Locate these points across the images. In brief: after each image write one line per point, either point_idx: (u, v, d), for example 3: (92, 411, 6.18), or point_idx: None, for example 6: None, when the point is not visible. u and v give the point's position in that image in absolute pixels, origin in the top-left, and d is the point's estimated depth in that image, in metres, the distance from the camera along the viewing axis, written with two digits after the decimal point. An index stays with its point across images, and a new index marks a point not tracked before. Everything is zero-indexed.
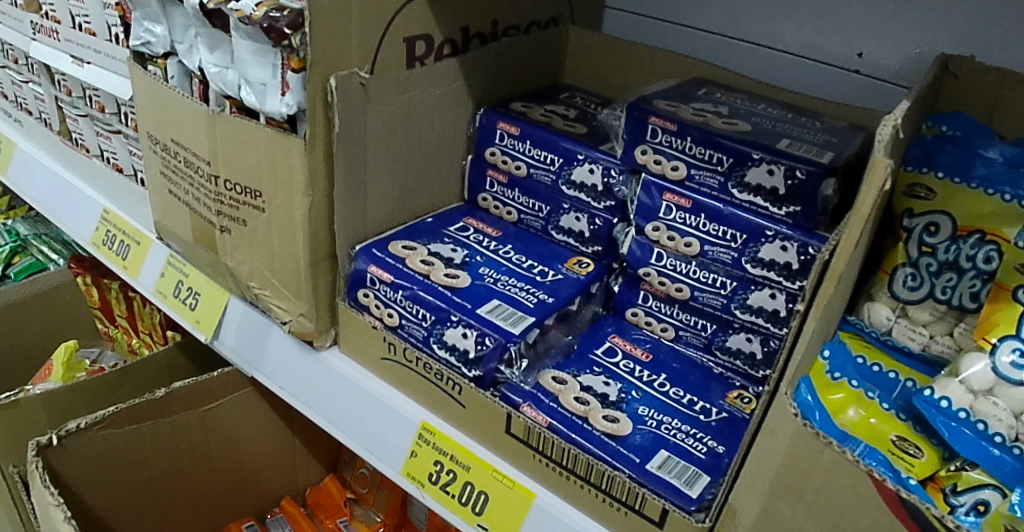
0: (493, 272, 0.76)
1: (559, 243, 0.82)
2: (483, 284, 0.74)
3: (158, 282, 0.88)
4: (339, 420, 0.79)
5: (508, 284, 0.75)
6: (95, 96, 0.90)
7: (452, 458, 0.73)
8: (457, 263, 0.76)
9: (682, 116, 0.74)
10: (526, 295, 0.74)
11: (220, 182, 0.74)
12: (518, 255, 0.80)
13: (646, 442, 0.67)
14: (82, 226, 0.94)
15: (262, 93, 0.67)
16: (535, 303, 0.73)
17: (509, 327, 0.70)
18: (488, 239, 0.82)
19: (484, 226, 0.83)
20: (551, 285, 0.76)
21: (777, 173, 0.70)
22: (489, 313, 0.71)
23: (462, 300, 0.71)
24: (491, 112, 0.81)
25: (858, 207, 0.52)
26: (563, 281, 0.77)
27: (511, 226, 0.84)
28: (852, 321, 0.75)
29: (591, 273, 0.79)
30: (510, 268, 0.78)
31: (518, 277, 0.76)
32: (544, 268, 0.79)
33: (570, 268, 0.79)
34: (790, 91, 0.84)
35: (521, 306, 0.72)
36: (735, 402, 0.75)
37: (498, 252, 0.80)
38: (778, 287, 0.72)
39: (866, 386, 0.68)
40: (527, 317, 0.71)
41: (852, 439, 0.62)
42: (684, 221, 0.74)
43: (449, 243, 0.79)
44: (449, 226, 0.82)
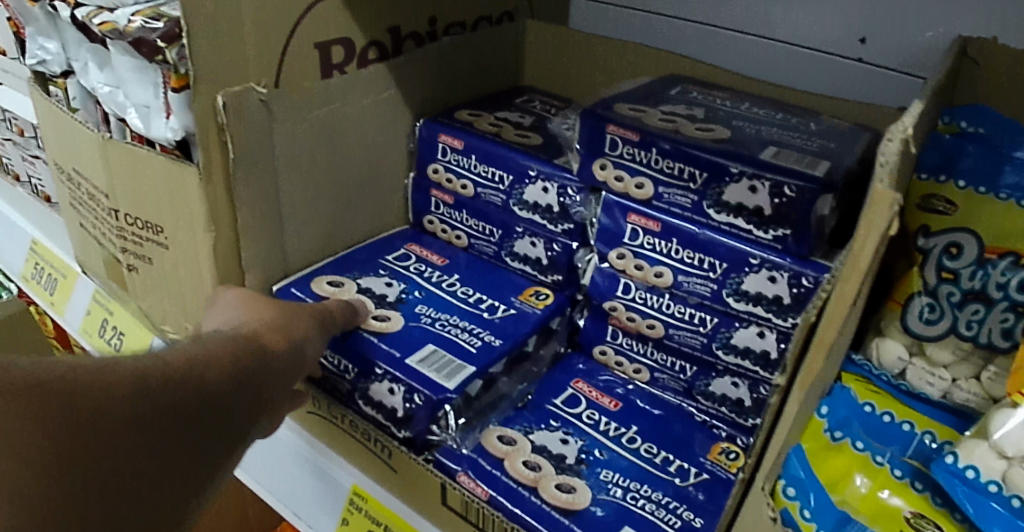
0: (432, 311, 0.66)
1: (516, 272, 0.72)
2: (420, 325, 0.64)
3: (83, 321, 0.78)
4: (274, 484, 0.71)
5: (449, 324, 0.65)
6: (14, 119, 0.81)
7: (387, 530, 0.62)
8: (390, 301, 0.66)
9: (648, 123, 0.63)
10: (468, 338, 0.63)
11: (121, 216, 0.65)
12: (465, 289, 0.69)
13: (605, 517, 0.56)
14: (14, 260, 0.87)
15: (148, 118, 0.59)
16: (478, 347, 0.62)
17: (443, 380, 0.59)
18: (433, 270, 0.71)
19: (429, 254, 0.73)
20: (502, 323, 0.66)
21: (760, 190, 0.58)
22: (421, 365, 0.60)
23: (390, 348, 0.61)
24: (432, 123, 0.70)
25: (857, 253, 0.41)
26: (516, 319, 0.66)
27: (462, 252, 0.74)
28: (859, 361, 0.61)
29: (550, 306, 0.68)
30: (455, 304, 0.67)
31: (462, 316, 0.66)
32: (495, 302, 0.68)
33: (525, 301, 0.69)
34: (778, 87, 0.73)
35: (460, 352, 0.62)
36: (719, 459, 0.63)
37: (443, 286, 0.69)
38: (767, 324, 0.61)
39: (874, 448, 0.56)
40: (467, 367, 0.60)
41: (857, 522, 0.51)
42: (654, 246, 0.63)
43: (383, 277, 0.69)
44: (387, 257, 0.72)
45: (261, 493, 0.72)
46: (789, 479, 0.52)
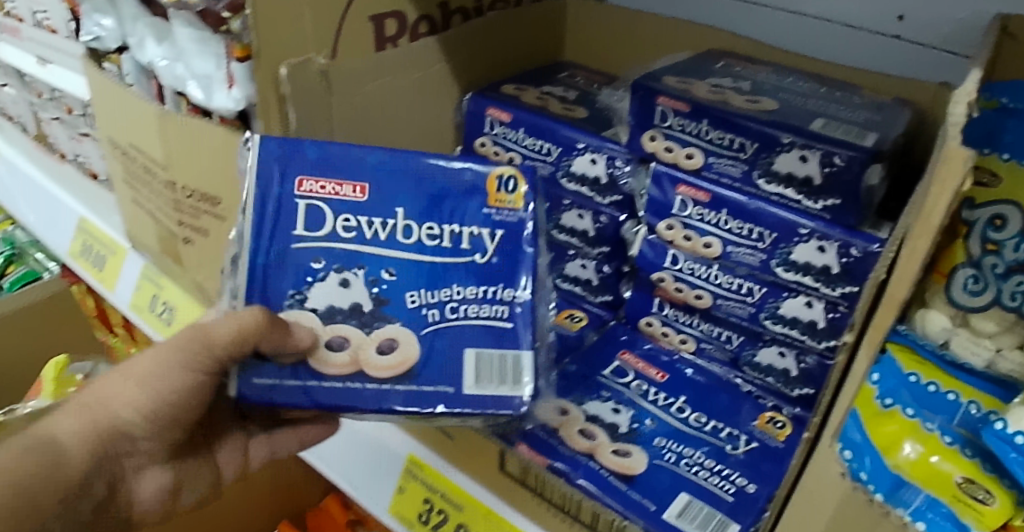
0: (424, 295, 0.53)
1: (469, 176, 0.54)
2: (453, 325, 0.52)
3: (135, 296, 0.80)
4: (327, 451, 0.73)
5: (460, 292, 0.53)
6: (62, 97, 0.83)
7: (444, 497, 0.65)
8: (368, 314, 0.52)
9: (697, 94, 0.63)
10: (493, 309, 0.53)
11: (178, 188, 0.66)
12: (424, 225, 0.54)
13: (661, 483, 0.58)
14: (61, 237, 0.88)
15: (204, 89, 0.61)
16: (509, 313, 0.53)
17: (515, 387, 0.51)
18: (358, 210, 0.53)
19: (330, 187, 0.53)
20: (501, 265, 0.54)
21: (811, 159, 0.59)
22: (482, 384, 0.51)
23: (437, 386, 0.50)
24: (479, 96, 0.71)
25: (927, 214, 0.42)
26: (513, 258, 0.54)
27: (369, 166, 0.54)
28: (902, 331, 0.53)
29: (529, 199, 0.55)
30: (434, 250, 0.53)
31: (459, 279, 0.53)
32: (474, 225, 0.54)
33: (497, 208, 0.54)
34: (819, 62, 0.74)
35: (504, 339, 0.52)
36: (767, 427, 0.63)
37: (395, 235, 0.53)
38: (815, 293, 0.61)
39: (920, 415, 0.50)
40: (522, 351, 0.52)
41: (909, 488, 0.47)
42: (702, 217, 0.63)
43: (327, 273, 0.52)
44: (293, 230, 0.53)
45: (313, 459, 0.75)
46: (844, 444, 0.51)
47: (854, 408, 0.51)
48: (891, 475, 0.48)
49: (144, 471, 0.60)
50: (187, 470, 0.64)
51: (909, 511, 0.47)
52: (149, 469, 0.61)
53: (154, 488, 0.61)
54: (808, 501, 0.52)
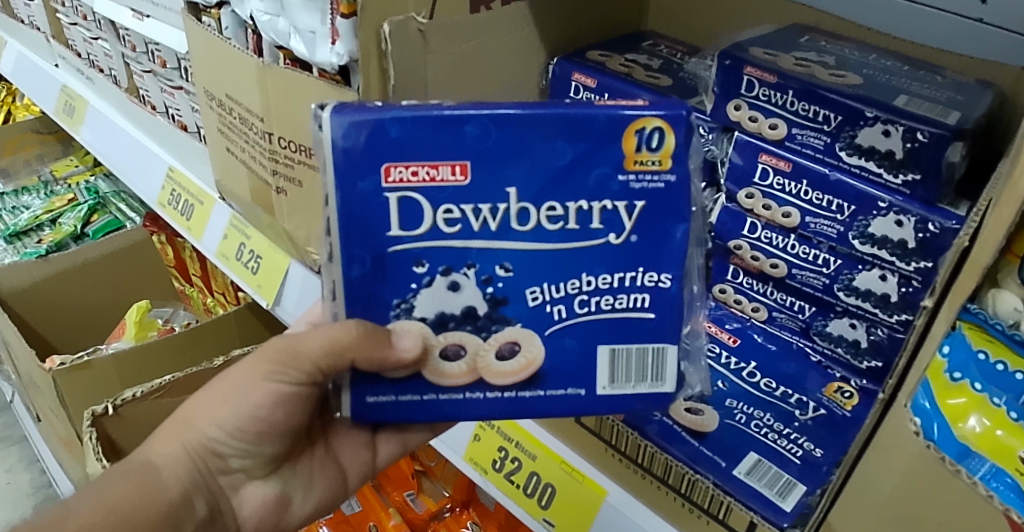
0: (547, 292, 0.52)
1: (589, 142, 0.49)
2: (584, 319, 0.53)
3: (220, 244, 0.84)
4: None
5: (591, 285, 0.52)
6: (156, 51, 0.88)
7: (519, 447, 0.75)
8: (485, 316, 0.53)
9: (783, 66, 0.64)
10: (631, 299, 0.53)
11: (274, 139, 0.70)
12: (543, 206, 0.50)
13: (731, 441, 0.63)
14: (150, 185, 0.93)
15: (308, 40, 0.63)
16: (649, 300, 0.53)
17: (657, 383, 0.55)
18: (461, 199, 0.50)
19: (423, 173, 0.49)
20: (641, 243, 0.52)
21: (893, 134, 0.58)
22: (617, 383, 0.55)
23: (568, 389, 0.55)
24: (566, 61, 0.73)
25: (1015, 182, 0.42)
26: (656, 232, 0.51)
27: (470, 141, 0.49)
28: (973, 308, 0.47)
29: (676, 154, 0.50)
30: (563, 234, 0.51)
31: (590, 268, 0.52)
32: (606, 199, 0.50)
33: (638, 172, 0.50)
34: (905, 40, 0.74)
35: (642, 331, 0.54)
36: (834, 396, 0.65)
37: (510, 222, 0.51)
38: (889, 267, 0.61)
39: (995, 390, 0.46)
40: (665, 345, 0.54)
41: (979, 457, 0.45)
42: (783, 187, 0.65)
43: (431, 279, 0.52)
44: (389, 231, 0.50)
45: None
46: (913, 411, 0.48)
47: (925, 377, 0.48)
48: (958, 444, 0.46)
49: (243, 488, 0.67)
50: (293, 477, 0.69)
51: (978, 478, 0.45)
52: (248, 485, 0.67)
53: (256, 502, 0.68)
54: (875, 465, 0.52)
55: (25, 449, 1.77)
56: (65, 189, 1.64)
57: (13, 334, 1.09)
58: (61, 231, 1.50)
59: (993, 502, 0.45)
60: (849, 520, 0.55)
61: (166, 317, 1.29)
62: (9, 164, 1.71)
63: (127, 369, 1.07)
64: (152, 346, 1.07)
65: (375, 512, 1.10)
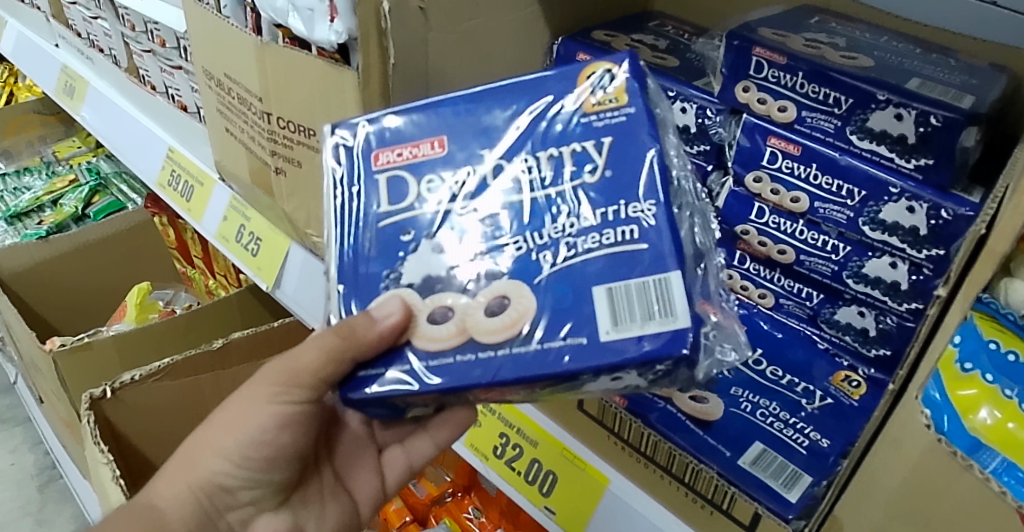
0: (531, 239, 0.50)
1: (550, 98, 0.53)
2: (575, 265, 0.49)
3: (221, 226, 0.84)
4: None
5: (575, 226, 0.50)
6: (156, 30, 0.86)
7: (519, 433, 0.74)
8: (471, 273, 0.50)
9: (793, 47, 0.62)
10: (619, 234, 0.49)
11: (274, 119, 0.69)
12: (517, 162, 0.52)
13: (736, 429, 0.61)
14: (150, 166, 0.93)
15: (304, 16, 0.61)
16: (638, 232, 0.48)
17: (668, 319, 0.45)
18: (441, 168, 0.53)
19: (407, 153, 0.54)
20: (616, 177, 0.50)
21: (906, 118, 0.57)
22: (622, 326, 0.46)
23: (567, 337, 0.46)
24: (570, 41, 0.70)
25: None
26: (628, 163, 0.51)
27: (444, 119, 0.54)
28: (987, 300, 0.46)
29: (630, 90, 0.52)
30: (541, 184, 0.52)
31: (572, 210, 0.50)
32: (575, 143, 0.52)
33: (599, 113, 0.52)
34: (917, 22, 0.72)
35: (639, 266, 0.47)
36: (843, 386, 0.59)
37: (489, 182, 0.52)
38: (900, 255, 0.59)
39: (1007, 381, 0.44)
40: (668, 274, 0.47)
41: (990, 451, 0.44)
42: (792, 170, 0.63)
43: (417, 244, 0.52)
44: (379, 209, 0.53)
45: None
46: (923, 403, 0.47)
47: (936, 369, 0.47)
48: (969, 437, 0.45)
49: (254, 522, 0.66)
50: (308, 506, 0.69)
51: (990, 471, 0.44)
52: (259, 519, 0.66)
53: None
54: (885, 458, 0.51)
55: (29, 431, 1.77)
56: (67, 171, 1.64)
57: (16, 321, 1.09)
58: (63, 212, 1.50)
59: (1006, 499, 0.43)
60: (856, 511, 0.55)
61: (167, 300, 1.28)
62: (11, 145, 1.70)
63: (129, 351, 1.07)
64: (155, 329, 1.07)
65: None
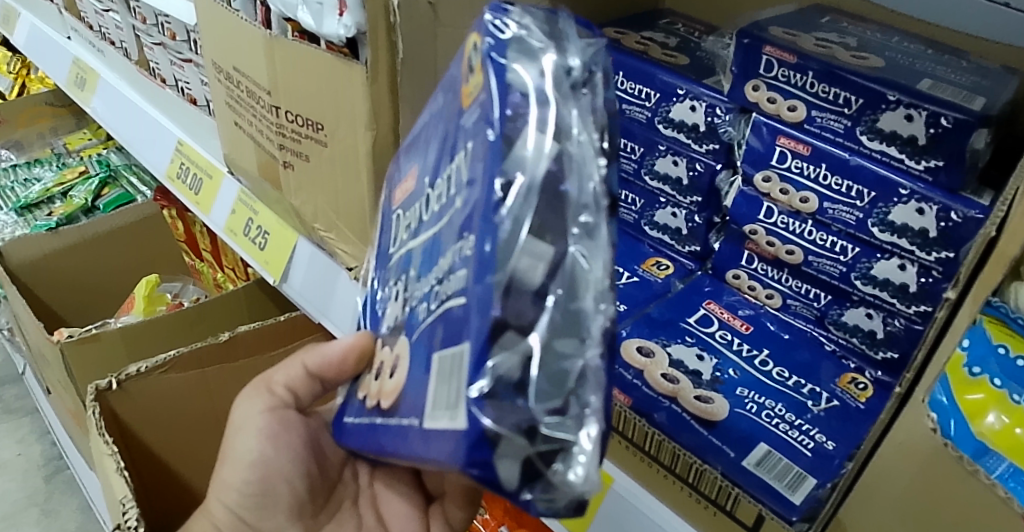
0: (421, 288, 0.41)
1: (453, 99, 0.43)
2: (430, 320, 0.38)
3: (229, 219, 0.84)
4: None
5: (439, 271, 0.38)
6: (167, 23, 0.87)
7: None
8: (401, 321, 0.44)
9: (804, 46, 0.62)
10: (456, 280, 0.36)
11: (282, 113, 0.69)
12: (430, 191, 0.43)
13: (743, 430, 0.60)
14: (160, 159, 0.93)
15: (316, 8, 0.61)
16: (464, 280, 0.35)
17: (452, 416, 0.33)
18: (412, 203, 0.47)
19: (400, 190, 0.49)
20: (467, 201, 0.37)
21: (916, 119, 0.56)
22: (437, 409, 0.35)
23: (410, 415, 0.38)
24: None
25: None
26: (473, 190, 0.36)
27: (416, 150, 0.48)
28: (996, 302, 0.45)
29: (483, 75, 0.38)
30: (435, 215, 0.41)
31: (438, 250, 0.39)
32: (456, 155, 0.39)
33: (469, 112, 0.39)
34: (930, 23, 0.71)
35: (455, 324, 0.35)
36: (849, 388, 0.63)
37: (421, 218, 0.44)
38: (908, 257, 0.59)
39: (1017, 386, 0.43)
40: (462, 347, 0.33)
41: (995, 456, 0.43)
42: (801, 170, 0.63)
43: (388, 293, 0.47)
44: (388, 248, 0.49)
45: None
46: (930, 407, 0.46)
47: (943, 372, 0.46)
48: (975, 442, 0.44)
49: None
50: None
51: (996, 477, 0.43)
52: None
53: None
54: (891, 462, 0.50)
55: (36, 421, 1.79)
56: (78, 162, 1.65)
57: (24, 312, 1.10)
58: (72, 204, 1.50)
59: (1012, 505, 0.43)
60: (860, 515, 0.53)
61: (175, 293, 1.29)
62: (23, 136, 1.71)
63: (135, 343, 1.07)
64: (161, 321, 1.08)
65: None
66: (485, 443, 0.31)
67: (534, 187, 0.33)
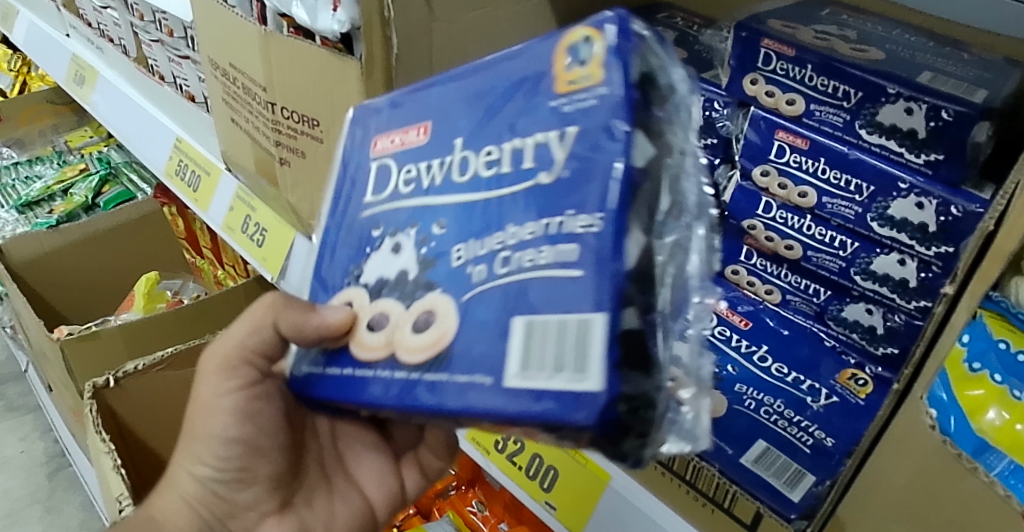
0: (470, 250, 0.41)
1: (523, 70, 0.42)
2: (502, 282, 0.38)
3: (227, 216, 0.84)
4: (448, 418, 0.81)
5: (513, 237, 0.39)
6: (164, 20, 0.87)
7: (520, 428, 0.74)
8: (411, 280, 0.43)
9: (802, 39, 0.61)
10: (553, 252, 0.37)
11: (278, 109, 0.69)
12: (482, 154, 0.43)
13: (741, 428, 0.61)
14: (159, 156, 0.93)
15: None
16: (576, 252, 0.36)
17: (578, 377, 0.35)
18: (419, 157, 0.47)
19: (396, 138, 0.48)
20: (570, 180, 0.38)
21: (917, 112, 0.56)
22: (529, 373, 0.36)
23: (473, 376, 0.38)
24: None
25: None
26: (589, 167, 0.37)
27: (432, 100, 0.47)
28: (997, 297, 0.45)
29: (607, 62, 0.38)
30: (494, 181, 0.41)
31: (516, 217, 0.39)
32: (540, 130, 0.40)
33: (569, 95, 0.40)
34: (931, 16, 0.70)
35: (563, 296, 0.36)
36: (848, 383, 0.61)
37: (452, 174, 0.43)
38: (908, 252, 0.58)
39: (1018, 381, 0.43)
40: (591, 317, 0.35)
41: (995, 452, 0.43)
42: (800, 165, 0.62)
43: (382, 241, 0.46)
44: (365, 198, 0.49)
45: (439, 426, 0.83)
46: (929, 403, 0.46)
47: (942, 367, 0.46)
48: (975, 439, 0.43)
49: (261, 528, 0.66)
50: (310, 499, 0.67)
51: (995, 475, 0.43)
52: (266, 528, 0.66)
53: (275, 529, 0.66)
54: (887, 460, 0.50)
55: (39, 418, 1.79)
56: (79, 159, 1.65)
57: (25, 309, 1.10)
58: (73, 202, 1.51)
59: (1011, 503, 0.42)
60: (859, 511, 0.54)
61: (174, 290, 1.28)
62: (25, 134, 1.71)
63: (135, 341, 1.08)
64: (161, 318, 1.08)
65: None
66: (620, 404, 0.34)
67: (664, 178, 0.37)
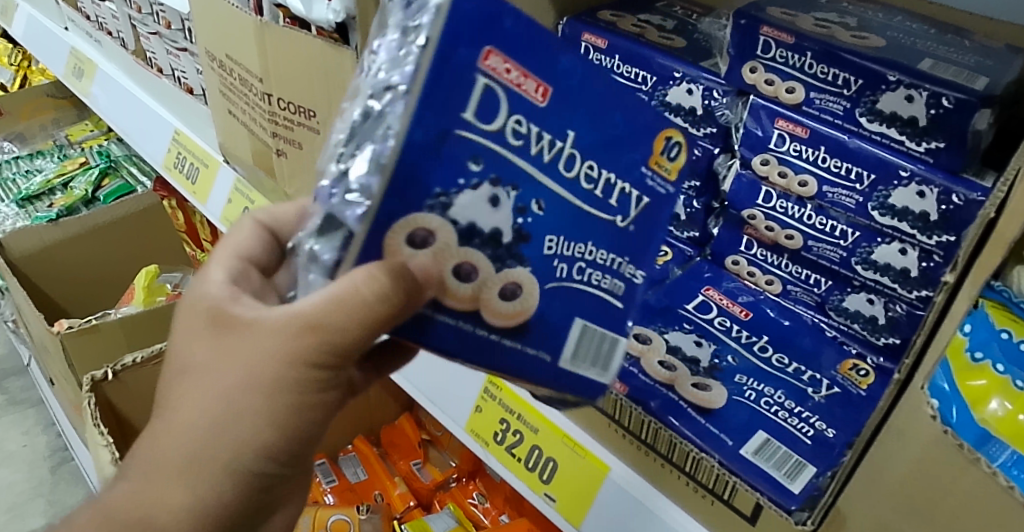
0: (562, 244, 0.44)
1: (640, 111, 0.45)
2: (573, 286, 0.45)
3: (225, 208, 0.83)
4: (442, 403, 0.81)
5: (593, 254, 0.45)
6: (161, 12, 0.86)
7: (519, 419, 0.73)
8: (508, 244, 0.42)
9: (802, 26, 0.60)
10: (612, 282, 0.46)
11: (274, 100, 0.69)
12: (587, 162, 0.43)
13: (741, 419, 0.60)
14: (157, 149, 0.93)
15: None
16: (619, 291, 0.47)
17: (601, 373, 0.48)
18: (535, 119, 0.41)
19: (514, 74, 0.40)
20: (635, 235, 0.46)
21: (917, 99, 0.55)
22: (575, 362, 0.46)
23: (538, 352, 0.45)
24: (575, 22, 0.71)
25: None
26: (639, 238, 0.47)
27: (557, 67, 0.41)
28: (998, 286, 0.44)
29: (681, 171, 0.48)
30: (585, 195, 0.43)
31: (597, 239, 0.45)
32: (626, 180, 0.45)
33: (654, 171, 0.46)
34: (933, 3, 0.70)
35: (610, 317, 0.47)
36: (850, 375, 0.61)
37: (558, 163, 0.42)
38: (910, 241, 0.58)
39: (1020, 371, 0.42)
40: (618, 338, 0.48)
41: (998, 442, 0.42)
42: (799, 153, 0.62)
43: (481, 181, 0.40)
44: (462, 112, 0.39)
45: (428, 409, 0.83)
46: (931, 393, 0.45)
47: (944, 357, 0.45)
48: (977, 428, 0.43)
49: None
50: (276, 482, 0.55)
51: (998, 466, 0.42)
52: None
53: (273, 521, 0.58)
54: (891, 455, 0.49)
55: (41, 412, 1.79)
56: (79, 153, 1.65)
57: (25, 303, 1.10)
58: (73, 195, 1.51)
59: (1013, 493, 0.42)
60: (856, 502, 0.53)
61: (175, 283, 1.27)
62: (25, 128, 1.72)
63: (134, 333, 1.08)
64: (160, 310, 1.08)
65: (380, 480, 1.10)
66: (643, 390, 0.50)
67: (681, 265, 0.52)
